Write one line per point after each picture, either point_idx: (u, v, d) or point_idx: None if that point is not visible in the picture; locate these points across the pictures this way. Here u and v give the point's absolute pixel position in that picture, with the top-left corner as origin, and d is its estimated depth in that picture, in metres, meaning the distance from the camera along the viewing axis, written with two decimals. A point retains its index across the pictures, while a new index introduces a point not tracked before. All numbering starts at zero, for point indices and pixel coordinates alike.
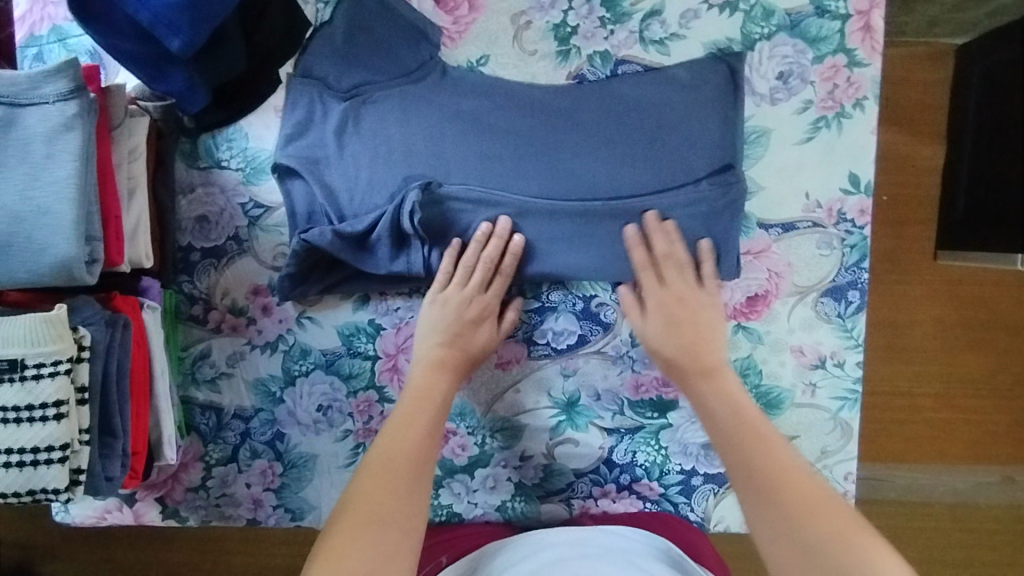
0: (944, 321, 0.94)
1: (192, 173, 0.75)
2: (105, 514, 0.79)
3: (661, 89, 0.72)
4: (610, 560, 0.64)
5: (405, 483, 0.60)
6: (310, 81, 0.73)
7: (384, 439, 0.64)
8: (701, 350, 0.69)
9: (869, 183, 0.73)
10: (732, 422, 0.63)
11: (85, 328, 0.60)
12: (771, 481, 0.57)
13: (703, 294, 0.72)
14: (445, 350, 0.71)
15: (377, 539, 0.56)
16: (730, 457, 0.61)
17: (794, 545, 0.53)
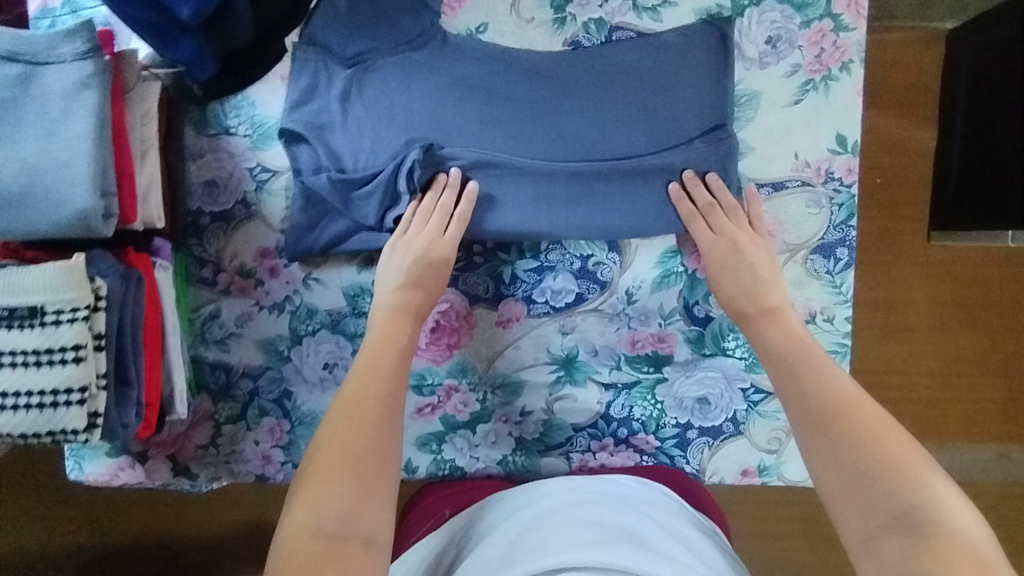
0: (939, 300, 0.99)
1: (200, 139, 0.77)
2: (117, 471, 0.81)
3: (654, 56, 0.74)
4: (607, 506, 0.65)
5: (376, 422, 0.61)
6: (314, 48, 0.75)
7: (353, 379, 0.64)
8: (761, 291, 0.71)
9: (856, 144, 0.75)
10: (795, 356, 0.66)
11: (102, 279, 0.63)
12: (831, 411, 0.59)
13: (757, 236, 0.74)
14: (407, 293, 0.72)
15: (353, 475, 0.56)
16: (790, 387, 0.64)
17: (845, 467, 0.55)
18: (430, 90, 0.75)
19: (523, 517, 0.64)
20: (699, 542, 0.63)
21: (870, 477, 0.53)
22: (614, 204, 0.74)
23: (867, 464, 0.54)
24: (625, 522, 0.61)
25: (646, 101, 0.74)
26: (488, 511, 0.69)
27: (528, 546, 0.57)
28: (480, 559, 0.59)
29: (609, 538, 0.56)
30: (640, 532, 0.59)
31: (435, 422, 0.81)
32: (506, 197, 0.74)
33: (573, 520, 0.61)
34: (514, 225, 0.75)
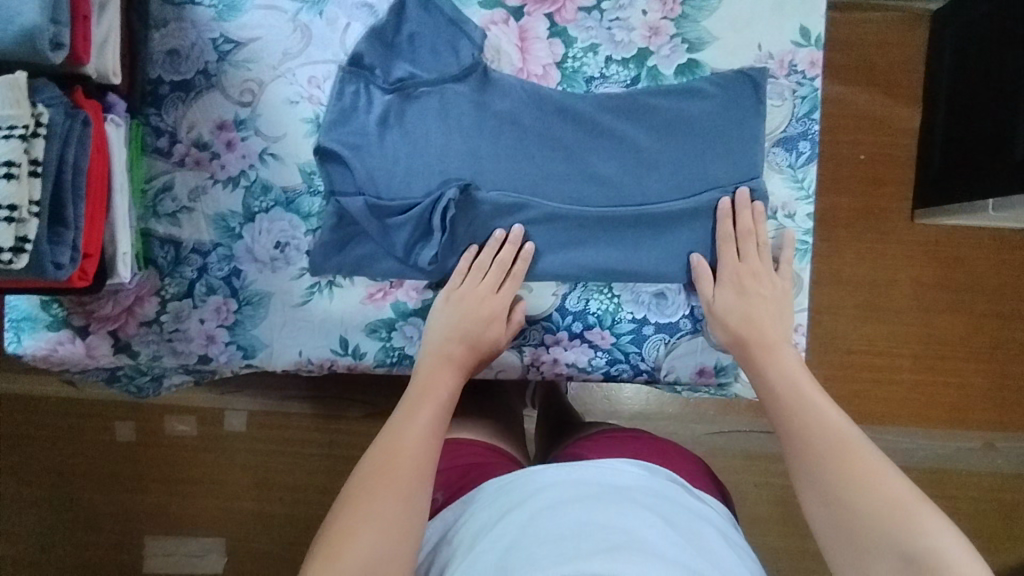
0: (921, 281, 1.18)
1: (166, 9, 0.78)
2: (57, 346, 0.79)
3: (686, 100, 0.75)
4: (613, 498, 0.60)
5: (405, 475, 0.60)
6: (357, 69, 0.76)
7: (389, 429, 0.64)
8: (763, 324, 0.72)
9: (819, 37, 0.75)
10: (794, 395, 0.65)
11: (45, 107, 0.62)
12: (823, 453, 0.59)
13: (776, 281, 0.75)
14: (453, 344, 0.73)
15: (378, 532, 0.56)
16: (786, 431, 0.63)
17: (839, 514, 0.56)
18: (468, 124, 0.77)
19: (515, 516, 0.59)
20: (719, 547, 0.59)
21: (865, 529, 0.53)
22: (640, 250, 0.76)
23: (861, 515, 0.54)
24: (636, 527, 0.56)
25: (677, 143, 0.76)
26: (484, 498, 0.65)
27: (525, 549, 0.55)
28: (477, 564, 0.57)
29: (609, 543, 0.54)
30: (647, 535, 0.56)
31: (385, 309, 0.79)
32: (534, 240, 0.77)
33: (576, 515, 0.58)
34: (473, 133, 0.77)
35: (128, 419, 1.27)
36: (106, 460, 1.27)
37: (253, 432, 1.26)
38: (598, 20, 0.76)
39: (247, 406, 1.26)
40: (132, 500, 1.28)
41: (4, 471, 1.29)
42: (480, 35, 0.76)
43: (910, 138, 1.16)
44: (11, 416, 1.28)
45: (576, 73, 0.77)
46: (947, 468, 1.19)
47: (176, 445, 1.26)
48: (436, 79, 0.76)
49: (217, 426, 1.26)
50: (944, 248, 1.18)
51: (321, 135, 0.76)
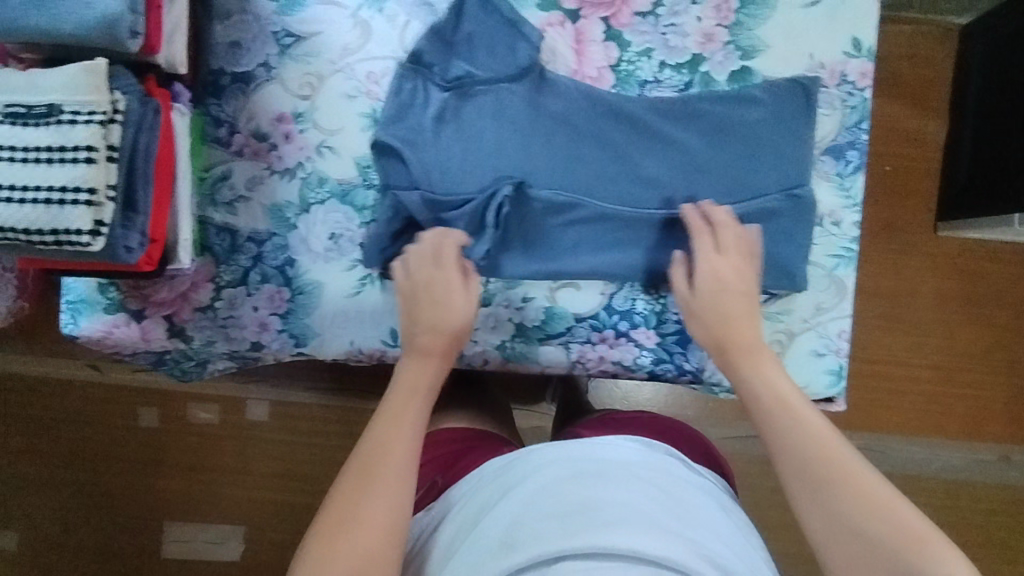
0: (944, 294, 1.19)
1: (229, 1, 0.79)
2: (112, 328, 0.81)
3: (738, 106, 0.77)
4: (617, 477, 0.56)
5: (389, 474, 0.57)
6: (416, 67, 0.78)
7: (376, 426, 0.61)
8: (743, 324, 0.69)
9: (871, 48, 0.77)
10: (773, 401, 0.61)
11: (122, 94, 0.63)
12: (815, 465, 0.55)
13: (740, 272, 0.71)
14: (430, 336, 0.69)
15: (364, 537, 0.53)
16: (767, 441, 0.59)
17: (838, 529, 0.52)
18: (522, 125, 0.78)
19: (521, 492, 0.56)
20: (730, 533, 0.56)
21: (869, 548, 0.50)
22: (688, 252, 0.78)
23: (866, 534, 0.50)
24: (634, 501, 0.53)
25: (729, 148, 0.77)
26: (487, 476, 0.62)
27: (528, 524, 0.52)
28: (476, 542, 0.53)
29: (614, 517, 0.51)
30: (651, 511, 0.53)
31: None
32: (584, 239, 0.79)
33: (573, 492, 0.54)
34: (525, 133, 0.78)
35: (152, 404, 1.28)
36: (129, 446, 1.28)
37: (276, 422, 1.28)
38: (653, 25, 0.78)
39: (270, 397, 1.27)
40: (153, 487, 1.29)
41: (24, 454, 1.29)
42: (537, 36, 0.77)
43: (935, 152, 1.17)
44: (35, 400, 1.28)
45: (629, 76, 0.79)
46: (960, 480, 1.21)
47: (197, 433, 1.27)
48: (493, 78, 0.78)
49: (239, 415, 1.28)
50: (968, 261, 1.19)
51: (379, 129, 0.77)
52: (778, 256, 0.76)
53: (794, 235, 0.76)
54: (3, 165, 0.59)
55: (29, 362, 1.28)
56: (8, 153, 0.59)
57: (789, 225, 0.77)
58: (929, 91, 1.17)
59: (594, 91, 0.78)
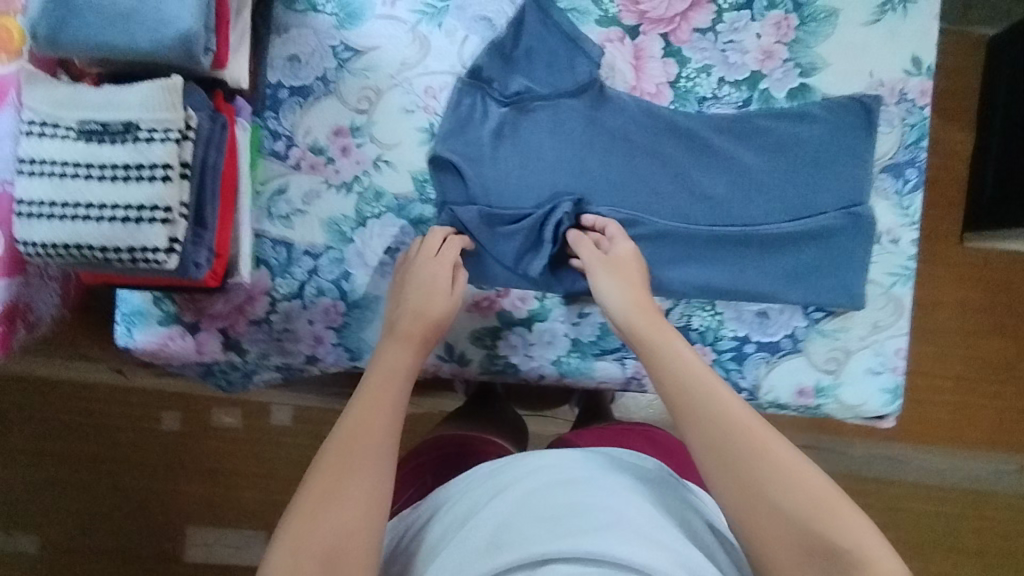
0: (966, 303, 1.18)
1: (287, 14, 0.79)
2: (167, 341, 0.81)
3: (797, 124, 0.77)
4: (603, 484, 0.58)
5: (366, 456, 0.58)
6: (476, 82, 0.78)
7: (352, 411, 0.61)
8: (649, 306, 0.69)
9: (930, 66, 0.77)
10: (678, 379, 0.61)
11: (194, 111, 0.63)
12: (729, 444, 0.55)
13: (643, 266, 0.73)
14: (409, 323, 0.71)
15: (342, 518, 0.54)
16: (684, 423, 0.58)
17: (752, 507, 0.52)
18: (579, 140, 0.78)
19: (509, 498, 0.57)
20: (703, 533, 0.57)
21: (793, 527, 0.50)
22: (746, 269, 0.78)
23: (788, 513, 0.51)
24: (616, 506, 0.55)
25: (787, 165, 0.77)
26: (477, 479, 0.63)
27: (517, 527, 0.53)
28: (465, 542, 0.54)
29: (597, 523, 0.52)
30: (633, 517, 0.53)
31: (491, 318, 0.80)
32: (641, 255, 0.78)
33: (558, 499, 0.56)
34: (583, 149, 0.78)
35: (175, 408, 1.24)
36: (150, 451, 1.25)
37: (299, 427, 1.24)
38: (713, 41, 0.78)
39: (292, 402, 1.23)
40: (171, 490, 1.24)
41: (39, 457, 1.25)
42: (598, 53, 0.77)
43: (962, 166, 1.17)
44: (51, 402, 1.24)
45: (688, 93, 0.78)
46: (984, 491, 1.20)
47: (220, 436, 1.23)
48: (552, 94, 0.78)
49: (262, 419, 1.24)
50: (995, 272, 1.18)
51: (437, 144, 0.77)
52: (830, 274, 0.77)
53: (852, 254, 0.77)
54: (79, 182, 0.60)
55: (39, 364, 1.22)
56: (84, 169, 0.60)
57: (847, 244, 0.77)
58: (957, 101, 1.16)
59: (652, 107, 0.78)
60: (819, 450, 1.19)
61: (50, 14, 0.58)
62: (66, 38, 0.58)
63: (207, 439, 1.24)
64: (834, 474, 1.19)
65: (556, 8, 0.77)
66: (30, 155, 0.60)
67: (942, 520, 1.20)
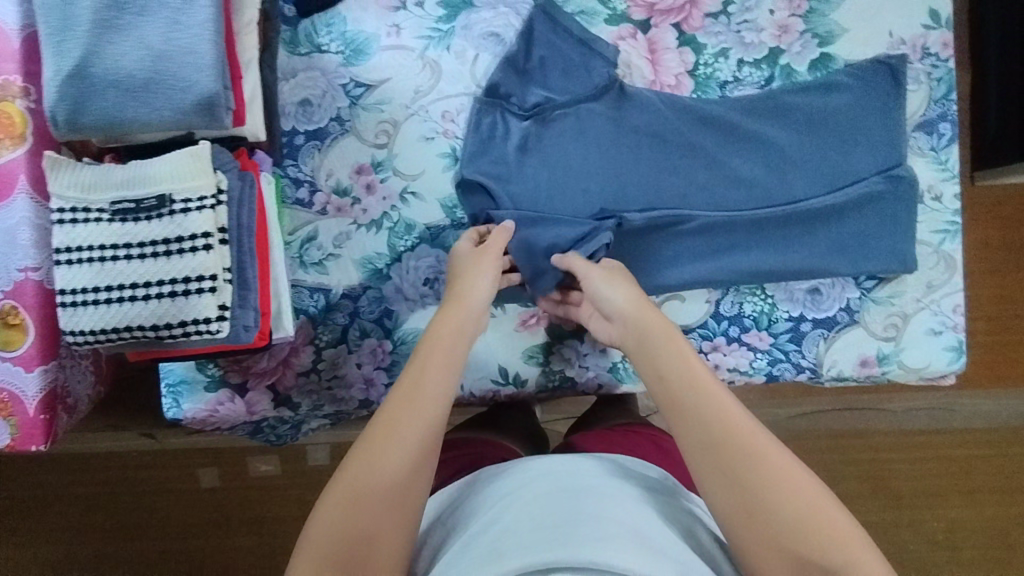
0: (987, 243, 1.10)
1: (292, 59, 0.78)
2: (217, 407, 0.79)
3: (824, 95, 0.76)
4: (617, 497, 0.55)
5: (401, 461, 0.54)
6: (494, 99, 0.76)
7: (384, 409, 0.56)
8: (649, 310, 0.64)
9: (948, 17, 0.76)
10: (682, 379, 0.56)
11: (223, 174, 0.62)
12: (724, 449, 0.52)
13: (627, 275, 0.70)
14: (457, 293, 0.65)
15: (380, 512, 0.51)
16: (676, 421, 0.55)
17: (747, 518, 0.50)
18: (606, 142, 0.77)
19: (515, 504, 0.55)
20: (710, 545, 0.56)
21: (787, 540, 0.48)
22: (794, 248, 0.76)
23: (781, 525, 0.49)
24: (637, 519, 0.52)
25: (821, 137, 0.76)
26: (481, 490, 0.61)
27: (516, 535, 0.50)
28: (466, 550, 0.51)
29: (606, 531, 0.49)
30: (645, 529, 0.51)
31: (540, 334, 0.79)
32: (684, 250, 0.77)
33: (558, 509, 0.52)
34: (610, 150, 0.77)
35: (213, 464, 1.19)
36: (193, 509, 1.20)
37: (338, 464, 1.18)
38: (726, 24, 0.77)
39: (327, 439, 1.17)
40: (220, 546, 1.20)
41: (80, 533, 1.21)
42: (612, 52, 0.76)
43: (960, 99, 1.06)
44: (84, 474, 1.20)
45: (709, 79, 0.78)
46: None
47: (261, 486, 1.19)
48: (571, 100, 0.76)
49: (300, 461, 1.19)
50: (1007, 207, 1.09)
51: (462, 168, 0.76)
52: (881, 241, 0.75)
53: (897, 219, 0.75)
54: (120, 264, 0.59)
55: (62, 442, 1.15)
56: (123, 250, 0.59)
57: (891, 209, 0.75)
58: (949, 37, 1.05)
59: (674, 99, 0.77)
60: (866, 411, 1.17)
61: (67, 97, 0.58)
62: (86, 118, 0.59)
63: (252, 491, 1.19)
64: (879, 431, 1.18)
65: (563, 13, 0.76)
66: (65, 245, 0.59)
67: (993, 461, 1.19)
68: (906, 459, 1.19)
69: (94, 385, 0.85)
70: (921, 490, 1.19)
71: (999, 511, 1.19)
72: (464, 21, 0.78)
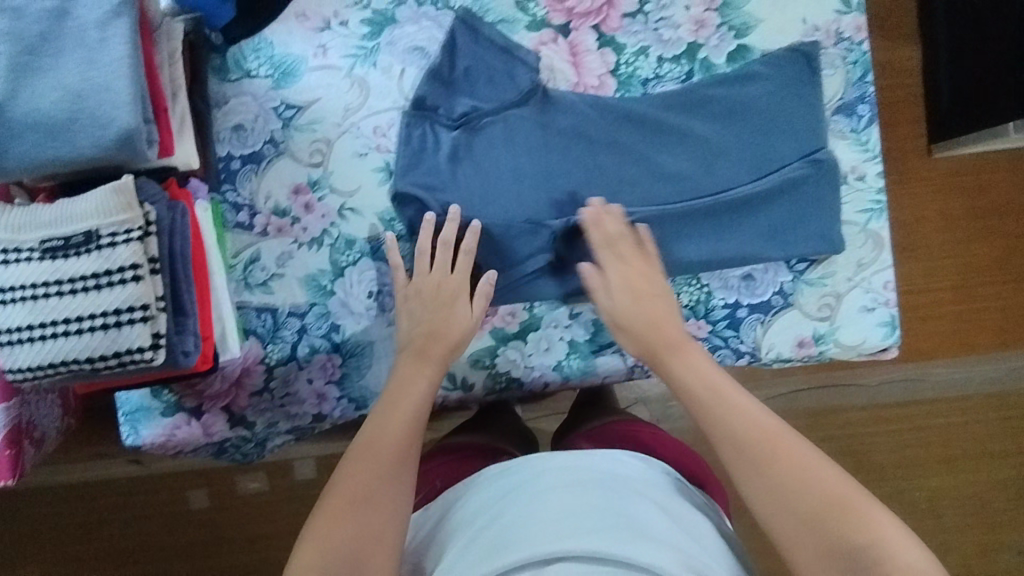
0: (950, 215, 1.08)
1: (224, 86, 0.80)
2: (173, 431, 0.80)
3: (744, 86, 0.78)
4: (612, 489, 0.57)
5: (376, 485, 0.57)
6: (422, 112, 0.78)
7: (359, 438, 0.61)
8: (665, 326, 0.66)
9: (860, 2, 0.78)
10: (706, 399, 0.58)
11: (151, 205, 0.63)
12: (757, 454, 0.53)
13: (652, 273, 0.70)
14: (423, 338, 0.70)
15: (360, 525, 0.54)
16: (715, 439, 0.56)
17: (790, 517, 0.50)
18: (537, 146, 0.78)
19: (517, 501, 0.56)
20: (713, 541, 0.56)
21: (829, 532, 0.48)
22: (726, 238, 0.78)
23: (816, 517, 0.49)
24: (633, 510, 0.53)
25: (745, 127, 0.77)
26: (476, 490, 0.62)
27: (523, 529, 0.51)
28: (469, 548, 0.53)
29: (605, 525, 0.50)
30: (641, 520, 0.52)
31: (485, 337, 0.80)
32: None
33: (563, 497, 0.55)
34: (540, 154, 0.78)
35: (202, 484, 1.21)
36: (185, 531, 1.21)
37: (324, 477, 1.19)
38: (644, 22, 0.79)
39: (312, 453, 1.18)
40: (217, 565, 1.22)
41: (75, 564, 1.22)
42: (534, 58, 0.78)
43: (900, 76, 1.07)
44: (75, 505, 1.21)
45: (631, 77, 0.79)
46: (1000, 390, 1.20)
47: (252, 503, 1.20)
48: (499, 107, 0.78)
49: (287, 476, 1.20)
50: (965, 177, 1.08)
51: (396, 181, 0.78)
52: (807, 224, 0.77)
53: (820, 202, 0.77)
54: (52, 301, 0.60)
55: (46, 474, 1.16)
56: (55, 287, 0.60)
57: (815, 192, 0.77)
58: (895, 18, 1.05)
59: (597, 100, 0.78)
60: (838, 388, 1.19)
61: None
62: (9, 162, 0.61)
63: (243, 508, 1.21)
64: (855, 407, 1.20)
65: (485, 23, 0.78)
66: None
67: (967, 427, 1.21)
68: (883, 431, 1.21)
69: (63, 417, 0.87)
70: (901, 461, 1.21)
71: (976, 475, 1.21)
72: (389, 37, 0.80)
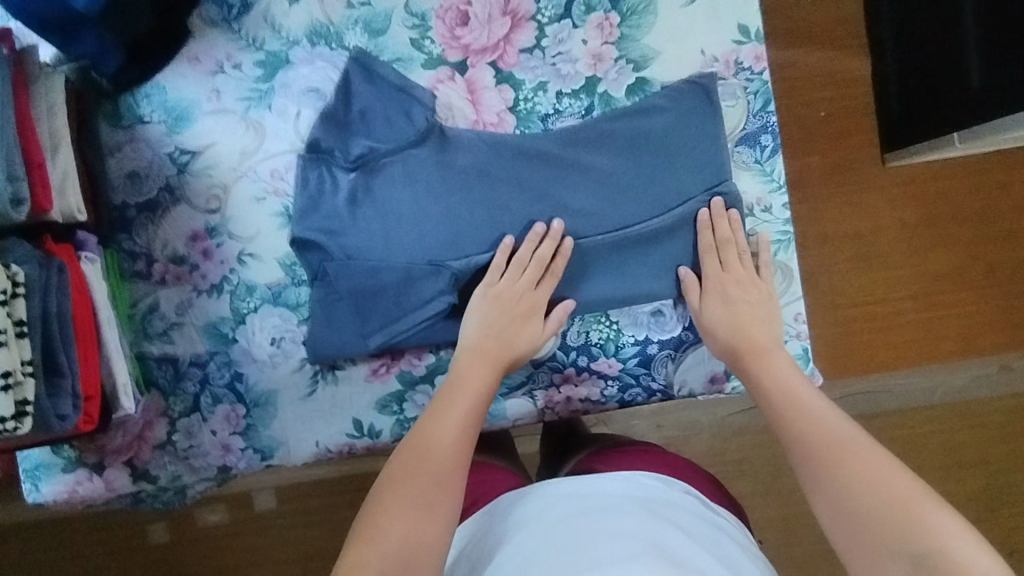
0: (907, 224, 1.00)
1: (116, 133, 0.78)
2: (75, 487, 0.78)
3: (645, 120, 0.76)
4: (630, 512, 0.55)
5: (428, 485, 0.56)
6: (318, 154, 0.76)
7: (411, 439, 0.60)
8: (755, 334, 0.71)
9: (758, 31, 0.78)
10: (781, 402, 0.62)
11: (19, 266, 0.61)
12: (827, 453, 0.55)
13: (759, 283, 0.75)
14: (484, 341, 0.70)
15: (409, 527, 0.53)
16: (785, 440, 0.59)
17: (845, 515, 0.52)
18: (439, 186, 0.75)
19: (534, 532, 0.54)
20: (741, 559, 0.54)
21: (880, 528, 0.49)
22: (631, 274, 0.76)
23: (865, 514, 0.50)
24: (660, 534, 0.52)
25: (647, 160, 0.75)
26: (504, 515, 0.60)
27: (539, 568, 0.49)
28: None
29: (642, 550, 0.48)
30: (668, 542, 0.51)
31: (392, 382, 0.79)
32: None
33: (583, 526, 0.53)
34: (443, 191, 0.75)
35: (162, 518, 1.11)
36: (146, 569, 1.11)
37: (285, 506, 1.10)
38: (541, 58, 0.78)
39: (270, 482, 1.10)
40: None
41: None
42: (430, 97, 0.77)
43: None
44: (26, 549, 1.11)
45: (530, 113, 0.79)
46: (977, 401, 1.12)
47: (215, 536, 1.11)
48: (396, 146, 0.76)
49: (247, 506, 1.11)
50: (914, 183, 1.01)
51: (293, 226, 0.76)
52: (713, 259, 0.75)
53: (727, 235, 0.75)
54: None
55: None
56: None
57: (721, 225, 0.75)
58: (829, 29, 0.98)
59: (496, 138, 0.77)
60: None
61: None
62: None
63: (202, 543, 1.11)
64: None
65: (380, 63, 0.77)
66: None
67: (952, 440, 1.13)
68: None
69: None
70: None
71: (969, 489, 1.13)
72: (283, 78, 0.78)
